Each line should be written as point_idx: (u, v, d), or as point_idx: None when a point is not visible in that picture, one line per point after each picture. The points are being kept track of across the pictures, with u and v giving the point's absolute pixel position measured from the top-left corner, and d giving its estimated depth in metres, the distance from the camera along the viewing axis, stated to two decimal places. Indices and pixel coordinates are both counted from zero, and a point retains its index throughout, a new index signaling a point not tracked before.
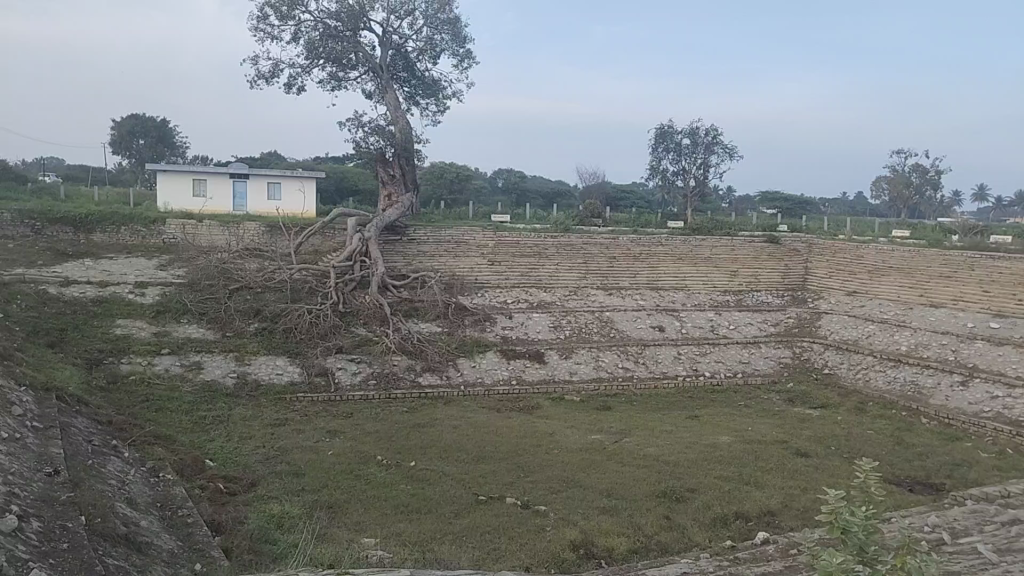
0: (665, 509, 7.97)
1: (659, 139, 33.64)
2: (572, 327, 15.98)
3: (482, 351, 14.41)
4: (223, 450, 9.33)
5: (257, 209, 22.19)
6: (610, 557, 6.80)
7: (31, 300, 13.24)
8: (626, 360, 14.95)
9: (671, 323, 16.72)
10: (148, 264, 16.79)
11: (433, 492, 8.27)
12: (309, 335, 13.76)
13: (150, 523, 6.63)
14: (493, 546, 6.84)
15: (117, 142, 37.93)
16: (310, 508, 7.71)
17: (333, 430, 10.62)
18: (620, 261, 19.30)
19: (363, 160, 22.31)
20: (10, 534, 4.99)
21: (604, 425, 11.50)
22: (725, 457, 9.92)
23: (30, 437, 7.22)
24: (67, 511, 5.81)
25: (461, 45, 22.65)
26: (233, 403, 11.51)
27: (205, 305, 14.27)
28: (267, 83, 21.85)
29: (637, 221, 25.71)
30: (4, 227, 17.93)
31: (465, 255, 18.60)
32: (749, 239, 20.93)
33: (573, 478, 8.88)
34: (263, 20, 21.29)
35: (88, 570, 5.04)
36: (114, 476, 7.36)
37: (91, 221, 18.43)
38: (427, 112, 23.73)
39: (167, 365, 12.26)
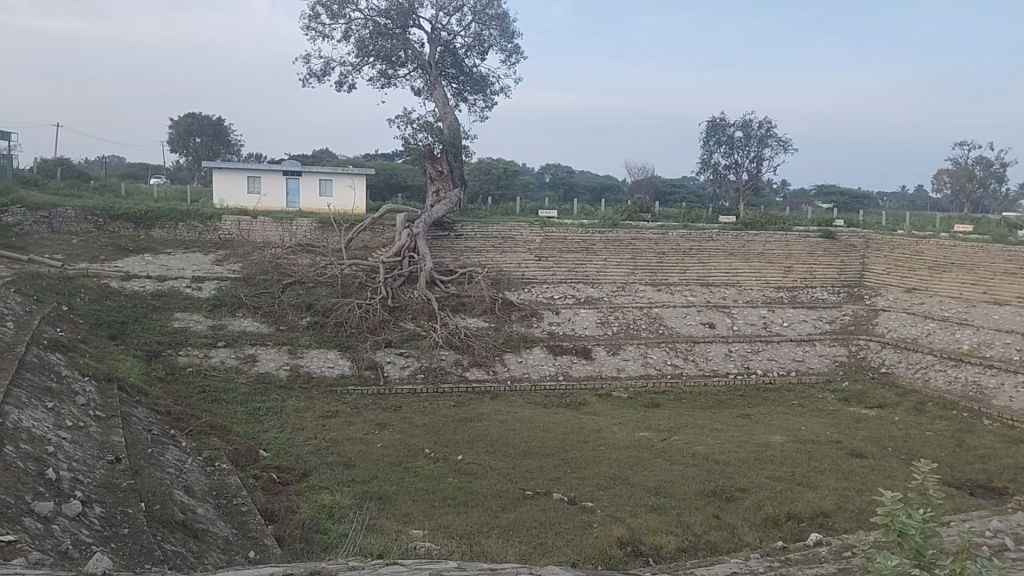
0: (715, 508, 7.88)
1: (710, 132, 33.15)
2: (620, 323, 15.88)
3: (529, 347, 14.44)
4: (276, 441, 9.55)
5: (309, 205, 22.59)
6: (658, 556, 6.76)
7: (95, 294, 13.75)
8: (676, 357, 14.80)
9: (722, 319, 16.49)
10: (204, 259, 17.26)
11: (480, 486, 8.33)
12: (359, 329, 13.95)
13: (206, 511, 6.83)
14: (540, 541, 6.87)
15: (175, 140, 39.13)
16: (359, 499, 7.85)
17: (383, 423, 10.76)
18: (669, 256, 19.10)
19: (412, 156, 22.54)
20: (75, 519, 5.22)
21: (652, 422, 11.42)
22: (776, 457, 9.75)
23: (93, 427, 7.51)
24: (128, 498, 6.04)
25: (510, 41, 22.68)
26: (286, 395, 11.76)
27: (259, 300, 14.62)
28: (319, 81, 22.26)
29: (687, 216, 25.43)
30: (69, 224, 18.64)
31: (513, 251, 18.65)
32: (803, 234, 20.50)
33: (619, 476, 8.84)
34: (315, 19, 21.67)
35: (148, 554, 5.22)
36: (172, 465, 7.61)
37: (151, 217, 19.04)
38: (475, 108, 23.82)
39: (223, 357, 12.60)
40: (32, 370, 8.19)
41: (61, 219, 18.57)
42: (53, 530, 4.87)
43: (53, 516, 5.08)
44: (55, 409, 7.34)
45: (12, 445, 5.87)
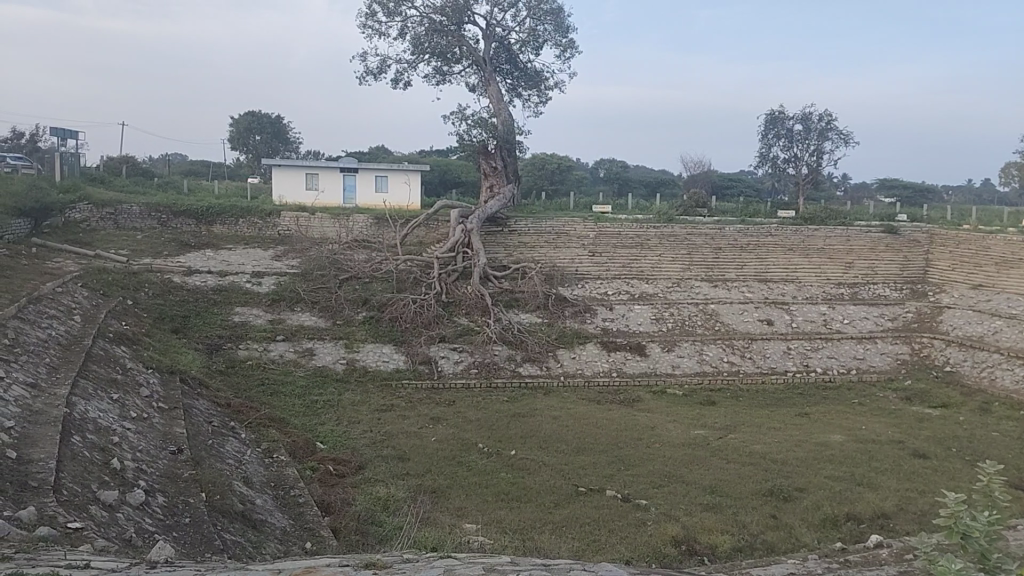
0: (773, 508, 7.70)
1: (769, 124, 32.43)
2: (675, 320, 15.65)
3: (582, 342, 14.35)
4: (332, 433, 9.71)
5: (366, 202, 22.88)
6: (713, 555, 6.63)
7: (158, 289, 14.21)
8: (732, 354, 14.53)
9: (780, 316, 16.10)
10: (264, 255, 17.68)
11: (533, 481, 8.31)
12: (414, 324, 14.08)
13: (264, 501, 6.99)
14: (593, 538, 6.82)
15: (235, 139, 40.13)
16: (413, 492, 7.92)
17: (436, 417, 10.84)
18: (726, 252, 18.74)
19: (466, 152, 22.65)
20: (138, 507, 5.39)
21: (708, 420, 11.23)
22: (836, 457, 9.48)
23: (156, 419, 7.77)
24: (189, 488, 6.22)
25: (564, 36, 22.55)
26: (342, 388, 11.95)
27: (316, 295, 14.89)
28: (375, 79, 22.56)
29: (744, 210, 24.92)
30: (135, 220, 19.30)
31: (566, 247, 18.61)
32: (865, 228, 19.87)
33: (674, 474, 8.72)
34: (372, 17, 21.95)
35: (207, 543, 5.35)
36: (232, 456, 7.81)
37: (212, 214, 19.58)
38: (530, 103, 23.79)
39: (282, 351, 12.89)
40: (98, 363, 8.50)
41: (127, 216, 19.23)
42: (118, 518, 5.05)
43: (118, 504, 5.26)
44: (120, 400, 7.61)
45: (79, 435, 6.09)
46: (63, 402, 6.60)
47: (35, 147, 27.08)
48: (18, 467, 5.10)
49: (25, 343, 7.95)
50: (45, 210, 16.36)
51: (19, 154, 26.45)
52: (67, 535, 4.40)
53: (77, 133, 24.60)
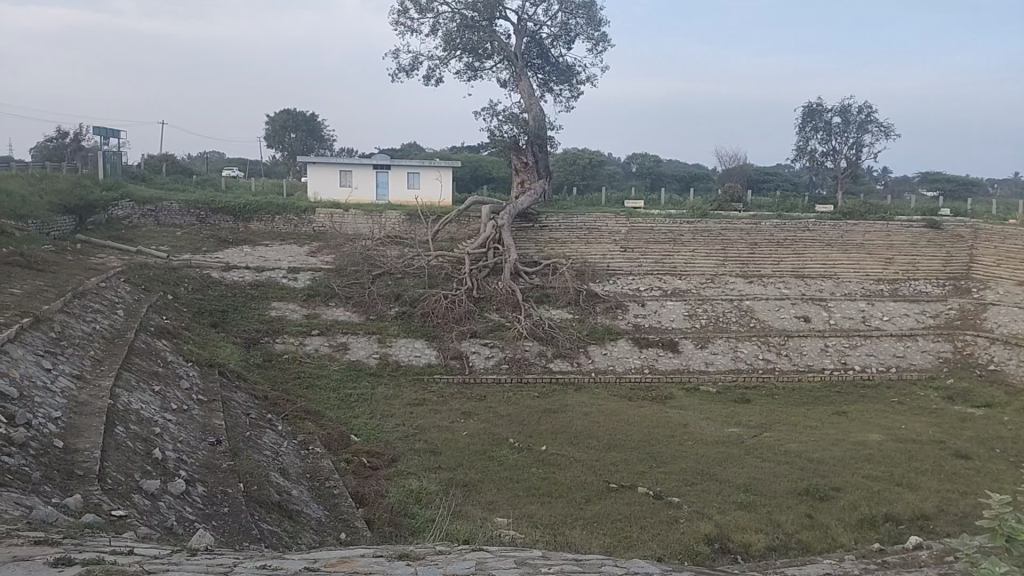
0: (808, 507, 7.63)
1: (806, 118, 32.00)
2: (709, 316, 15.52)
3: (614, 339, 14.31)
4: (366, 427, 9.84)
5: (398, 198, 23.05)
6: (747, 553, 6.59)
7: (197, 284, 14.50)
8: (768, 351, 14.36)
9: (817, 313, 15.86)
10: (300, 251, 17.93)
11: (565, 477, 8.34)
12: (446, 319, 14.17)
13: (300, 492, 7.12)
14: (625, 534, 6.83)
15: (271, 136, 40.69)
16: (445, 486, 7.99)
17: (468, 412, 10.90)
18: (761, 247, 18.51)
19: (498, 147, 22.70)
20: (179, 497, 5.53)
21: (742, 417, 11.13)
22: (873, 456, 9.34)
23: (195, 410, 7.96)
24: (228, 478, 6.37)
25: (597, 29, 22.43)
26: (375, 382, 12.08)
27: (350, 291, 15.08)
28: (408, 76, 22.73)
29: (781, 205, 24.62)
30: (174, 217, 19.71)
31: (599, 243, 18.59)
32: (905, 223, 19.50)
33: (707, 471, 8.68)
34: (404, 13, 22.10)
35: (246, 533, 5.47)
36: (269, 447, 7.96)
37: (249, 211, 19.90)
38: (562, 98, 23.75)
39: (317, 345, 13.07)
40: (140, 356, 8.72)
41: (167, 213, 19.65)
42: (160, 507, 5.19)
43: (160, 493, 5.40)
44: (162, 392, 7.81)
45: (122, 426, 6.27)
46: (107, 394, 6.78)
47: (79, 145, 27.76)
48: (65, 456, 5.26)
49: (70, 336, 8.18)
50: (88, 207, 16.78)
51: (64, 152, 27.14)
52: (112, 522, 4.53)
53: (118, 132, 25.16)
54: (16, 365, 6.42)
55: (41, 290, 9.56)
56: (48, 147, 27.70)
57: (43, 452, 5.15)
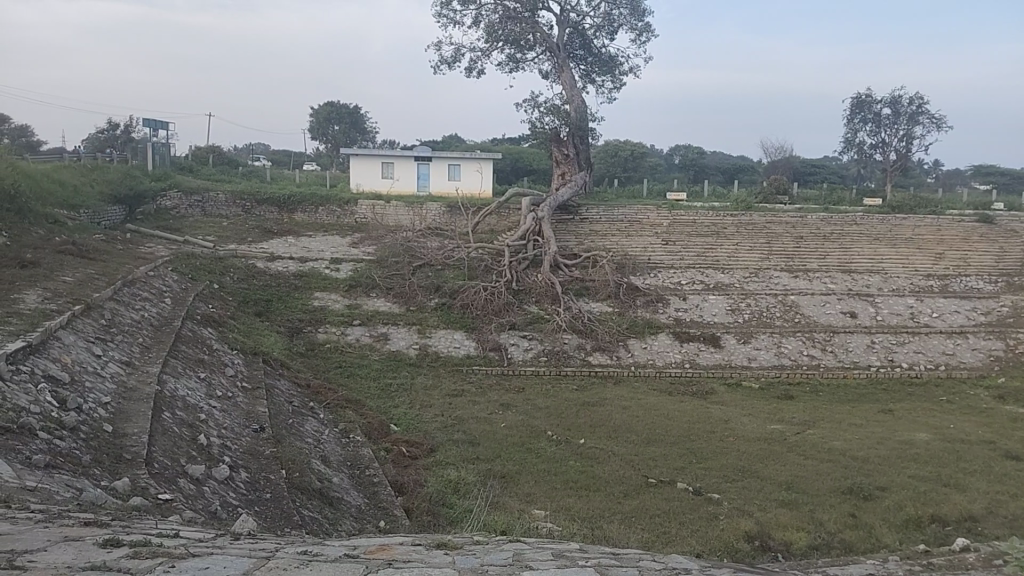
0: (851, 506, 7.48)
1: (855, 108, 31.30)
2: (752, 310, 15.28)
3: (654, 333, 14.20)
4: (406, 416, 9.93)
5: (439, 189, 23.15)
6: (788, 552, 6.49)
7: (243, 273, 14.77)
8: (812, 347, 14.09)
9: (864, 309, 15.49)
10: (342, 242, 18.16)
11: (603, 471, 8.31)
12: (485, 310, 14.20)
13: (341, 480, 7.21)
14: (663, 530, 6.78)
15: (315, 128, 41.26)
16: (483, 476, 8.02)
17: (506, 404, 10.92)
18: (807, 241, 18.55)
19: (539, 139, 22.67)
20: (223, 482, 5.66)
21: (785, 414, 10.94)
22: (920, 456, 9.09)
23: (239, 397, 8.13)
24: (271, 465, 6.49)
25: (640, 20, 22.17)
26: (415, 373, 12.18)
27: (391, 282, 15.24)
28: (450, 68, 22.83)
29: (828, 198, 24.12)
30: (220, 208, 20.09)
31: (641, 236, 18.85)
32: (957, 219, 19.64)
33: (748, 468, 8.56)
34: (447, 6, 22.19)
35: (287, 519, 5.57)
36: (311, 435, 8.08)
37: (294, 202, 20.20)
38: (604, 89, 23.60)
39: (358, 335, 13.22)
40: (187, 343, 8.92)
41: (213, 203, 20.04)
42: (205, 491, 5.31)
43: (204, 478, 5.52)
44: (207, 379, 7.98)
45: (169, 412, 6.42)
46: (155, 380, 6.96)
47: (130, 137, 28.48)
48: (114, 441, 5.41)
49: (120, 323, 8.41)
50: (138, 198, 17.21)
51: (115, 144, 27.87)
52: (158, 505, 4.65)
53: (167, 124, 25.73)
54: (68, 351, 6.62)
55: (93, 278, 9.84)
56: (101, 139, 28.47)
57: (93, 437, 5.30)
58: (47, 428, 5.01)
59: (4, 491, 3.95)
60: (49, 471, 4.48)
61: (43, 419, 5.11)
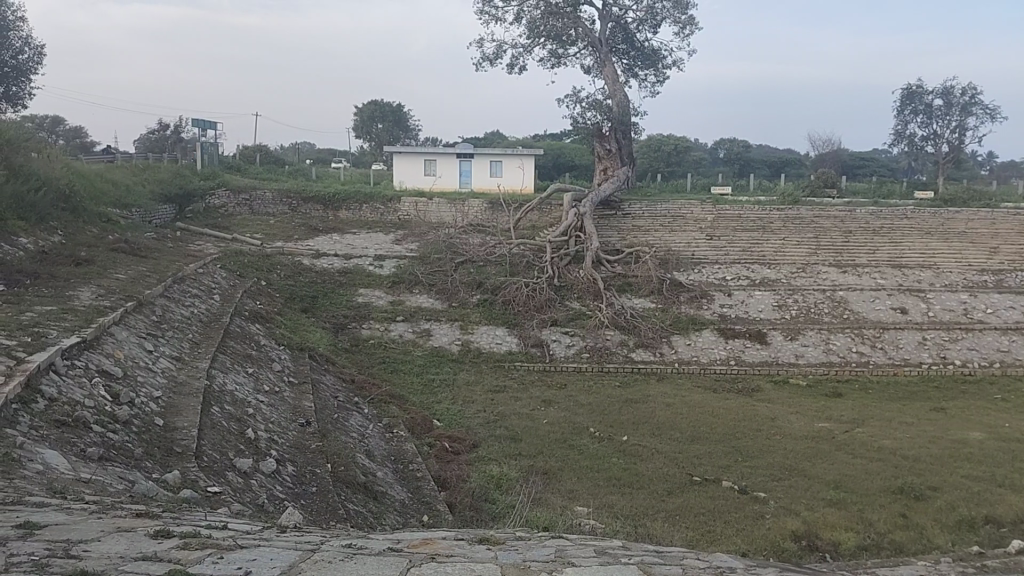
0: (902, 507, 7.29)
1: (905, 100, 30.45)
2: (799, 306, 15.00)
3: (698, 329, 14.03)
4: (448, 412, 9.99)
5: (481, 186, 23.24)
6: (836, 552, 6.35)
7: (289, 270, 15.02)
8: (861, 344, 13.77)
9: (915, 304, 15.09)
10: (385, 239, 18.34)
11: (646, 468, 8.24)
12: (526, 307, 14.21)
13: (385, 474, 7.29)
14: (708, 528, 6.70)
15: (359, 127, 41.78)
16: (526, 472, 8.03)
17: (548, 400, 10.91)
18: (856, 234, 18.25)
19: (581, 134, 22.60)
20: (270, 475, 5.77)
21: (834, 412, 10.71)
22: (974, 455, 8.83)
23: (286, 392, 8.29)
24: (316, 459, 6.60)
25: (683, 12, 21.86)
26: (458, 368, 12.24)
27: (434, 278, 15.35)
28: (492, 65, 22.90)
29: (878, 191, 23.56)
30: (267, 206, 20.47)
31: (683, 231, 18.64)
32: (1012, 212, 19.10)
33: (796, 467, 8.41)
34: (488, 3, 22.23)
35: (333, 512, 5.65)
36: (356, 429, 8.18)
37: (338, 199, 20.47)
38: (646, 83, 23.44)
39: (401, 331, 13.33)
40: (235, 339, 9.12)
41: (260, 201, 20.43)
42: (252, 484, 5.42)
43: (251, 472, 5.63)
44: (255, 374, 8.15)
45: (218, 406, 6.57)
46: (204, 375, 7.12)
47: (180, 137, 29.18)
48: (164, 434, 5.54)
49: (171, 320, 8.63)
50: (188, 197, 17.62)
51: (166, 145, 28.58)
52: (208, 497, 4.76)
53: (215, 124, 26.30)
54: (121, 346, 6.81)
55: (145, 275, 10.11)
56: (152, 140, 29.24)
57: (145, 430, 5.44)
58: (101, 421, 5.17)
59: (59, 482, 4.07)
60: (102, 463, 4.61)
61: (97, 412, 5.26)
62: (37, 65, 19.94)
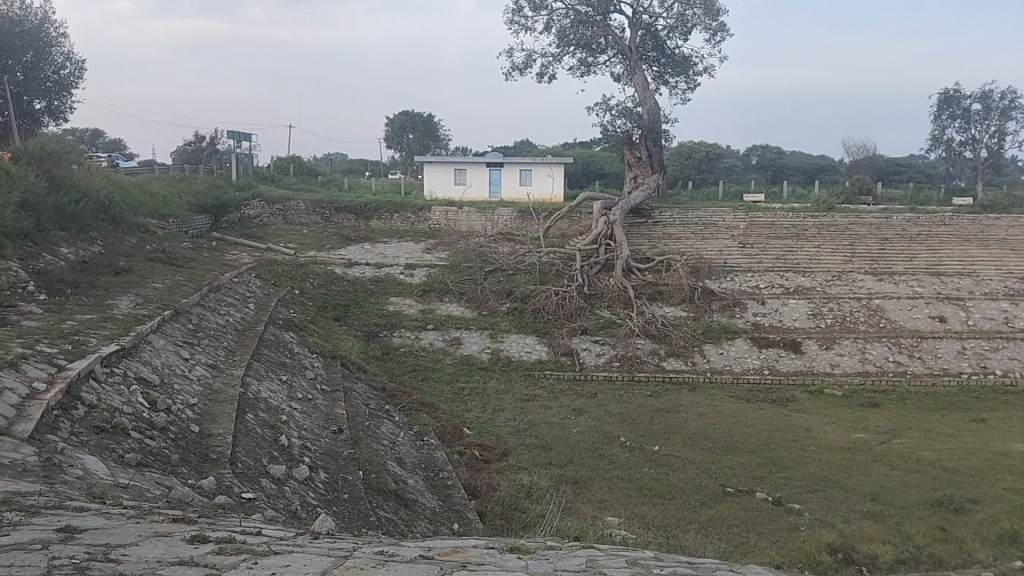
0: (941, 519, 7.12)
1: (943, 104, 29.90)
2: (834, 315, 14.77)
3: (731, 337, 13.88)
4: (479, 420, 10.00)
5: (511, 194, 23.30)
6: (873, 565, 6.22)
7: (322, 279, 15.20)
8: (899, 353, 13.51)
9: (954, 313, 14.76)
10: (416, 248, 18.47)
11: (678, 478, 8.16)
12: (556, 315, 14.21)
13: (416, 481, 7.32)
14: (741, 540, 6.62)
15: (390, 137, 42.20)
16: (556, 481, 8.01)
17: (578, 409, 10.87)
18: (892, 242, 17.94)
19: (612, 142, 22.58)
20: (303, 481, 5.83)
21: (871, 423, 10.51)
22: (1015, 467, 8.61)
23: (319, 400, 8.38)
24: (349, 466, 6.66)
25: (714, 19, 21.77)
26: (488, 376, 12.26)
27: (464, 286, 15.41)
28: (522, 74, 23.01)
29: (915, 197, 23.16)
30: (301, 216, 20.74)
31: (716, 239, 18.48)
32: None
33: (832, 478, 8.26)
34: (518, 12, 22.34)
35: (364, 519, 5.69)
36: (387, 437, 8.24)
37: (370, 209, 20.67)
38: (677, 90, 23.36)
39: (432, 339, 13.39)
40: (269, 347, 9.26)
41: (294, 211, 20.72)
42: (286, 491, 5.47)
43: (285, 478, 5.69)
44: (289, 381, 8.26)
45: (252, 413, 6.66)
46: (239, 383, 7.23)
47: (215, 149, 29.72)
48: (200, 440, 5.64)
49: (207, 327, 8.78)
50: (223, 207, 17.92)
51: (202, 156, 29.12)
52: (242, 503, 4.82)
53: (249, 135, 26.75)
54: (158, 354, 6.94)
55: (182, 284, 10.31)
56: (189, 151, 29.84)
57: (181, 436, 5.54)
58: (138, 428, 5.27)
59: (99, 487, 4.16)
60: (140, 469, 4.70)
61: (135, 419, 5.37)
62: (78, 79, 20.47)
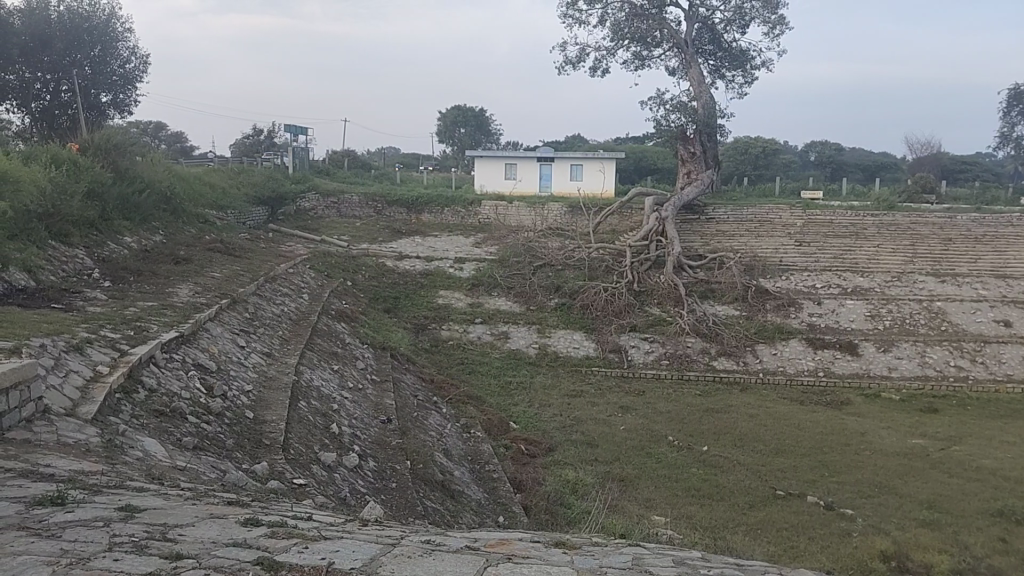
0: (1002, 531, 6.87)
1: (1013, 100, 28.71)
2: (893, 317, 14.33)
3: (784, 338, 13.61)
4: (525, 415, 10.02)
5: (561, 189, 23.24)
6: None
7: (373, 272, 15.43)
8: (961, 358, 13.05)
9: (1021, 317, 14.19)
10: (466, 242, 18.59)
11: (727, 480, 8.05)
12: (605, 311, 14.14)
13: (462, 473, 7.38)
14: (790, 544, 6.51)
15: (443, 133, 42.64)
16: (602, 479, 7.98)
17: (626, 406, 10.80)
18: (957, 242, 17.33)
19: (664, 137, 22.32)
20: (353, 470, 5.93)
21: (929, 429, 10.19)
22: None
23: (368, 390, 8.51)
24: (396, 456, 6.75)
25: (773, 12, 21.29)
26: (534, 371, 12.27)
27: (512, 281, 15.45)
28: (575, 68, 22.91)
29: (982, 196, 22.32)
30: (354, 209, 21.09)
31: (770, 237, 18.12)
32: None
33: (886, 484, 8.06)
34: (573, 6, 22.26)
35: (411, 508, 5.76)
36: (435, 428, 8.32)
37: (421, 203, 20.89)
38: (734, 84, 22.94)
39: (480, 333, 13.48)
40: (322, 337, 9.44)
41: (348, 205, 21.08)
42: (336, 478, 5.58)
43: (335, 466, 5.79)
44: (340, 370, 8.41)
45: (304, 401, 6.80)
46: (292, 371, 7.39)
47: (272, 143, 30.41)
48: (254, 426, 5.78)
49: (262, 317, 8.99)
50: (279, 200, 18.31)
51: (259, 149, 29.84)
52: (293, 488, 4.92)
53: (305, 129, 27.27)
54: (216, 342, 7.13)
55: (238, 274, 10.57)
56: (247, 144, 30.60)
57: (236, 422, 5.69)
58: (195, 413, 5.42)
59: (158, 469, 4.31)
60: (196, 453, 4.84)
61: (192, 404, 5.53)
62: (143, 73, 21.09)
